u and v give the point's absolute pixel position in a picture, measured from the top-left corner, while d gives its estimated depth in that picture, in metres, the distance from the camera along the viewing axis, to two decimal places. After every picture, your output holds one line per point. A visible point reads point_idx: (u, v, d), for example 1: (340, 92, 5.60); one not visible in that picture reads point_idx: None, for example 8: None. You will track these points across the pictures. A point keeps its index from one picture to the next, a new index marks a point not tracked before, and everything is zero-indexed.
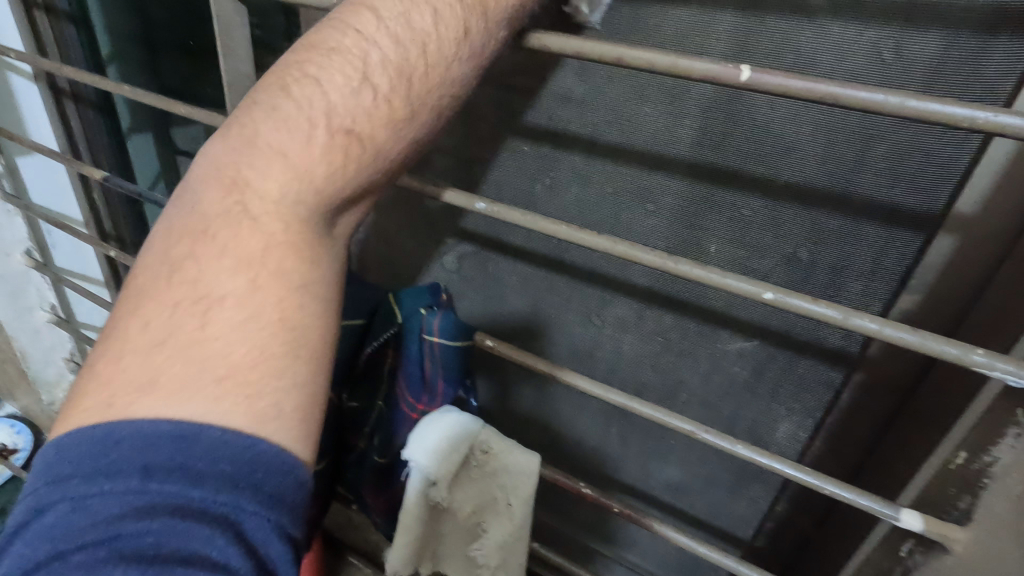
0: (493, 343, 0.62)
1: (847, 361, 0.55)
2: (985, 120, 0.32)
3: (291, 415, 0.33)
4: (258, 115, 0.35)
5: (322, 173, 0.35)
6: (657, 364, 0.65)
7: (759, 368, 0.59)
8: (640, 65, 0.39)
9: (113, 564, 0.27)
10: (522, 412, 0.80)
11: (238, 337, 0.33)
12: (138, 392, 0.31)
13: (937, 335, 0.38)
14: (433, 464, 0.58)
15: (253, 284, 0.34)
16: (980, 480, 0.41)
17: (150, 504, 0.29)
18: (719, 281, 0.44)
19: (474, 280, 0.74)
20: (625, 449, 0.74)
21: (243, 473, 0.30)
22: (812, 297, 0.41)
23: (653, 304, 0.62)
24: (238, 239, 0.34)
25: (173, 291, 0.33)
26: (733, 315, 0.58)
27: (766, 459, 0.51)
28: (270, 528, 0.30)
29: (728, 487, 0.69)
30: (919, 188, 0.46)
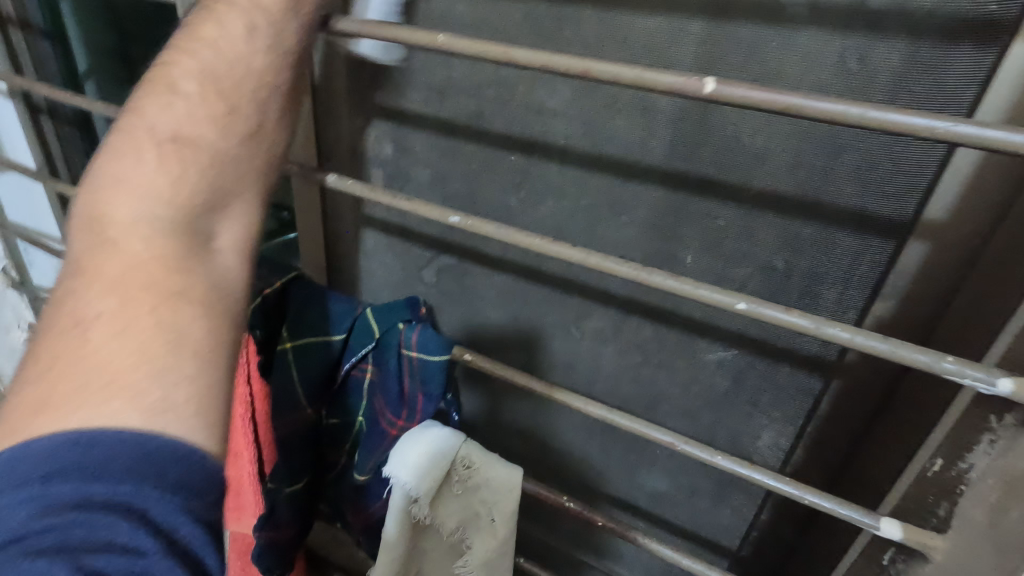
0: (472, 358, 0.63)
1: (824, 368, 0.55)
2: (944, 130, 0.33)
3: (180, 410, 0.33)
4: (105, 153, 0.39)
5: (168, 179, 0.38)
6: (638, 374, 0.65)
7: (738, 377, 0.59)
8: (607, 78, 0.40)
9: (17, 564, 0.27)
10: (506, 424, 0.79)
11: (118, 349, 0.33)
12: (31, 418, 0.32)
13: (906, 343, 0.38)
14: (417, 480, 0.58)
15: (124, 301, 0.35)
16: (956, 487, 0.40)
17: (49, 506, 0.29)
18: (693, 292, 0.44)
19: (453, 292, 0.73)
20: (608, 459, 0.74)
21: (143, 465, 0.31)
22: (785, 307, 0.42)
23: (631, 314, 0.62)
24: (104, 262, 0.36)
25: (55, 324, 0.34)
26: (711, 325, 0.58)
27: (746, 470, 0.51)
28: (181, 511, 0.31)
29: (712, 496, 0.68)
30: (888, 195, 0.46)
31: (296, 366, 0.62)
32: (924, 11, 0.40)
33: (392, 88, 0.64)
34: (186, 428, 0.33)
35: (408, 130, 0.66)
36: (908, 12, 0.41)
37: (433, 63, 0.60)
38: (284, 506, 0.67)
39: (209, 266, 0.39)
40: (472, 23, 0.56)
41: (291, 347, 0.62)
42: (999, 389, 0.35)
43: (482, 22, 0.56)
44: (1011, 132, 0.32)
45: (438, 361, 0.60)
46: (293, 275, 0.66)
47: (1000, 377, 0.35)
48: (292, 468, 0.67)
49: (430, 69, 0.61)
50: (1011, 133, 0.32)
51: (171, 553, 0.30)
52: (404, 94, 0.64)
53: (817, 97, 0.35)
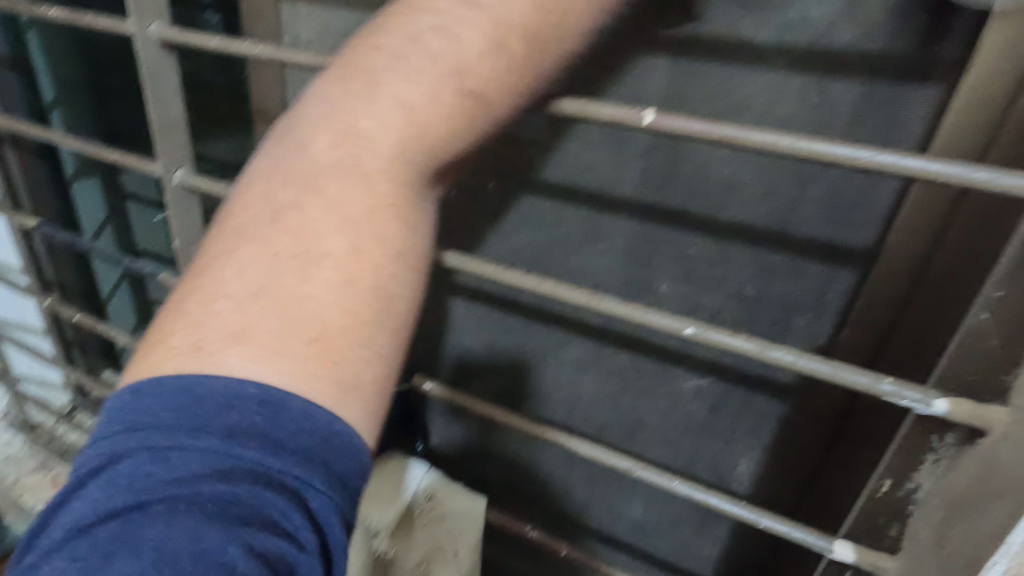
0: (429, 386, 0.61)
1: (795, 395, 0.55)
2: (868, 159, 0.33)
3: (370, 383, 0.30)
4: (380, 62, 0.32)
5: (419, 119, 0.32)
6: (616, 403, 0.65)
7: (713, 404, 0.59)
8: (553, 111, 0.40)
9: (184, 521, 0.26)
10: (486, 457, 0.78)
11: (334, 296, 0.30)
12: (231, 340, 0.29)
13: (846, 365, 0.37)
14: (381, 510, 0.58)
15: (353, 246, 0.31)
16: (906, 508, 0.40)
17: (235, 468, 0.27)
18: (640, 317, 0.42)
19: (430, 323, 0.72)
20: (589, 489, 0.72)
21: (318, 450, 0.28)
22: (730, 330, 0.40)
23: (608, 344, 0.62)
24: (345, 193, 0.31)
25: (279, 238, 0.31)
26: (686, 353, 0.58)
27: (702, 495, 0.48)
28: (336, 511, 0.28)
29: (693, 526, 0.68)
30: (852, 225, 0.47)
31: None
32: (875, 50, 0.42)
33: None
34: (370, 407, 0.30)
35: None
36: (863, 50, 0.42)
37: None
38: None
39: (420, 227, 0.34)
40: None
41: None
42: (934, 410, 0.35)
43: None
44: (930, 160, 0.33)
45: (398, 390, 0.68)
46: None
47: (935, 398, 0.35)
48: None
49: None
50: (929, 162, 0.32)
51: (319, 555, 0.28)
52: None
53: (750, 127, 0.36)
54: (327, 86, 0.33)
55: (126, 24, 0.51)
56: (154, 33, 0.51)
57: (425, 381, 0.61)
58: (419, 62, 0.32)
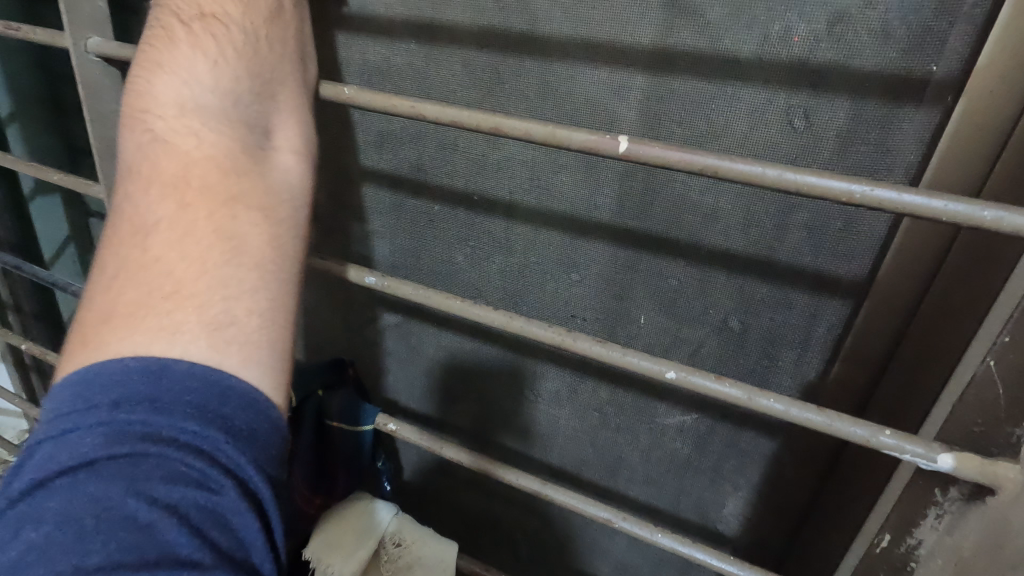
0: (395, 427, 0.56)
1: (782, 433, 0.51)
2: (862, 194, 0.31)
3: (245, 323, 0.30)
4: (154, 48, 0.36)
5: (203, 66, 0.35)
6: (596, 439, 0.61)
7: (699, 442, 0.56)
8: (517, 134, 0.37)
9: (86, 487, 0.25)
10: (461, 493, 0.73)
11: (174, 250, 0.30)
12: (104, 325, 0.29)
13: (843, 415, 0.34)
14: (342, 560, 0.52)
15: (183, 202, 0.31)
16: (906, 566, 0.36)
17: (128, 434, 0.26)
18: (621, 359, 0.39)
19: (401, 353, 0.68)
20: (570, 527, 0.68)
21: (213, 404, 0.28)
22: (715, 375, 0.36)
23: (587, 376, 0.59)
24: (164, 162, 0.33)
25: (120, 230, 0.31)
26: (668, 387, 0.55)
27: (688, 549, 0.45)
28: (246, 460, 0.28)
29: (679, 567, 0.64)
30: (841, 255, 0.44)
31: None
32: (865, 71, 0.39)
33: (330, 140, 0.61)
34: (254, 354, 0.30)
35: (347, 183, 0.62)
36: (849, 71, 0.40)
37: (371, 115, 0.57)
38: None
39: (264, 173, 0.35)
40: (409, 75, 0.54)
41: None
42: (939, 465, 0.31)
43: (420, 73, 0.53)
44: (929, 196, 0.30)
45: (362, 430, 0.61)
46: None
47: (940, 453, 0.31)
48: None
49: (369, 121, 0.58)
50: (930, 198, 0.30)
51: (241, 497, 0.27)
52: (342, 146, 0.60)
53: (732, 157, 0.33)
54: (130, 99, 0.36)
55: (61, 40, 0.47)
56: (92, 47, 0.47)
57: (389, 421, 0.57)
58: (184, 43, 0.35)
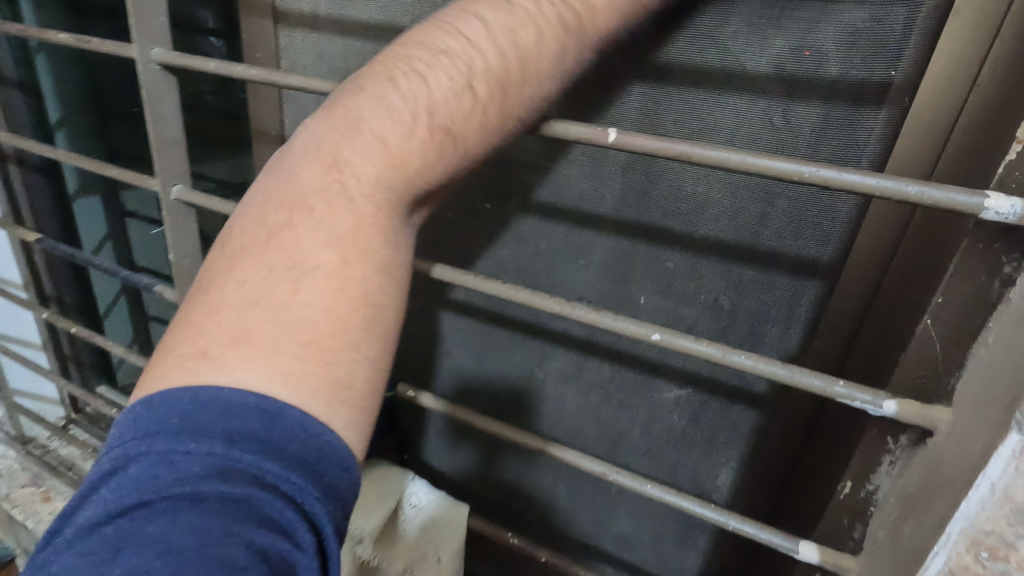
0: (415, 394, 0.62)
1: (767, 404, 0.56)
2: (809, 175, 0.35)
3: (366, 398, 0.31)
4: (369, 100, 0.34)
5: (416, 156, 0.33)
6: (600, 415, 0.66)
7: (693, 416, 0.60)
8: (524, 131, 0.43)
9: (188, 515, 0.25)
10: (473, 470, 0.79)
11: (326, 302, 0.31)
12: (230, 345, 0.29)
13: (803, 369, 0.40)
14: (364, 519, 0.58)
15: (341, 259, 0.32)
16: (867, 509, 0.42)
17: (233, 470, 0.26)
18: (612, 325, 0.44)
19: (420, 337, 0.74)
20: (575, 501, 0.73)
21: (312, 457, 0.27)
22: (694, 336, 0.42)
23: (592, 357, 0.64)
24: (328, 212, 0.32)
25: (268, 256, 0.31)
26: (666, 364, 0.60)
27: (674, 497, 0.50)
28: (329, 520, 0.27)
29: (677, 538, 0.68)
30: (817, 239, 0.49)
31: None
32: (833, 76, 0.45)
33: None
34: (359, 417, 0.30)
35: None
36: (821, 76, 0.45)
37: None
38: None
39: (403, 237, 0.35)
40: None
41: None
42: (885, 410, 0.37)
43: None
44: (866, 176, 0.34)
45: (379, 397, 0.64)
46: None
47: (885, 399, 0.37)
48: None
49: None
50: (866, 177, 0.34)
51: (317, 557, 0.26)
52: None
53: (702, 146, 0.38)
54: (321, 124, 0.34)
55: (129, 50, 0.54)
56: (155, 57, 0.54)
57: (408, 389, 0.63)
58: (403, 94, 0.33)
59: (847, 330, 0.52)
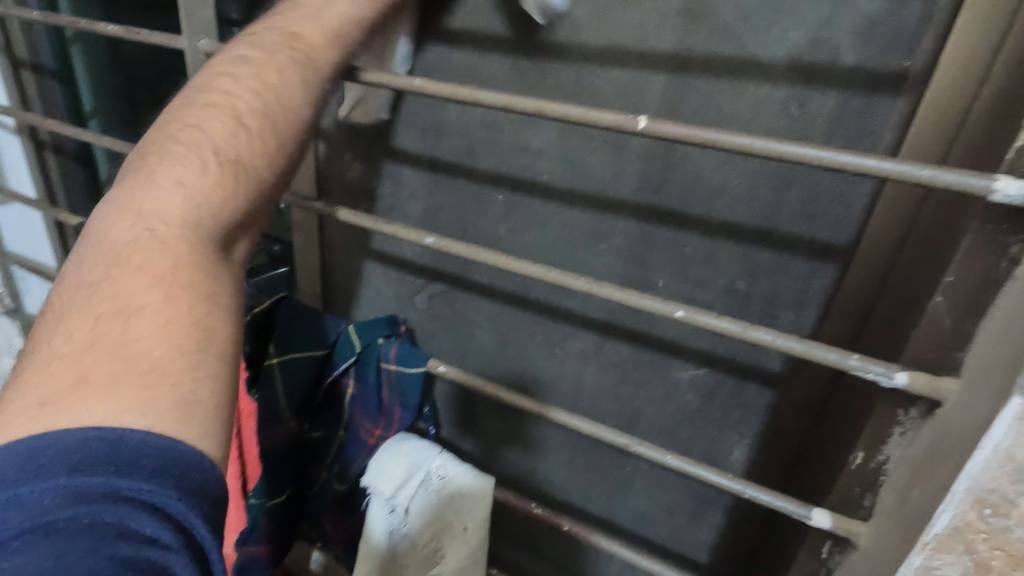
0: (444, 369, 0.66)
1: (781, 383, 0.59)
2: (827, 160, 0.38)
3: (205, 408, 0.34)
4: (163, 159, 0.41)
5: (179, 194, 0.40)
6: (618, 394, 0.69)
7: (708, 394, 0.63)
8: (558, 115, 0.46)
9: (44, 545, 0.26)
10: (491, 449, 0.81)
11: (155, 334, 0.35)
12: (70, 387, 0.32)
13: (819, 343, 0.42)
14: (394, 489, 0.63)
15: (167, 296, 0.37)
16: (877, 478, 0.44)
17: (87, 493, 0.28)
18: (637, 302, 0.49)
19: (443, 319, 0.77)
20: (591, 478, 0.76)
21: (164, 465, 0.30)
22: (716, 313, 0.45)
23: (611, 338, 0.66)
24: (144, 253, 0.38)
25: (95, 303, 0.36)
26: (683, 345, 0.62)
27: (694, 467, 0.55)
28: (196, 516, 0.30)
29: (690, 514, 0.70)
30: (832, 224, 0.52)
31: (282, 384, 0.65)
32: (851, 66, 0.47)
33: (388, 129, 0.70)
34: (208, 426, 0.34)
35: (401, 167, 0.71)
36: (838, 66, 0.47)
37: (425, 107, 0.66)
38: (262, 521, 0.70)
39: (220, 274, 0.40)
40: (461, 72, 0.62)
41: (278, 363, 0.65)
42: (897, 381, 0.39)
43: (469, 70, 0.62)
44: (880, 161, 0.37)
45: (415, 375, 0.65)
46: (279, 295, 0.69)
47: (896, 371, 0.39)
48: (271, 483, 0.69)
49: (423, 111, 0.67)
50: (880, 161, 0.37)
51: (188, 552, 0.29)
52: (398, 134, 0.69)
53: (727, 133, 0.41)
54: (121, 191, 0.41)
55: (177, 41, 0.57)
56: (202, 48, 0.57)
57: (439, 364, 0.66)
58: (187, 143, 0.42)
59: (861, 309, 0.53)
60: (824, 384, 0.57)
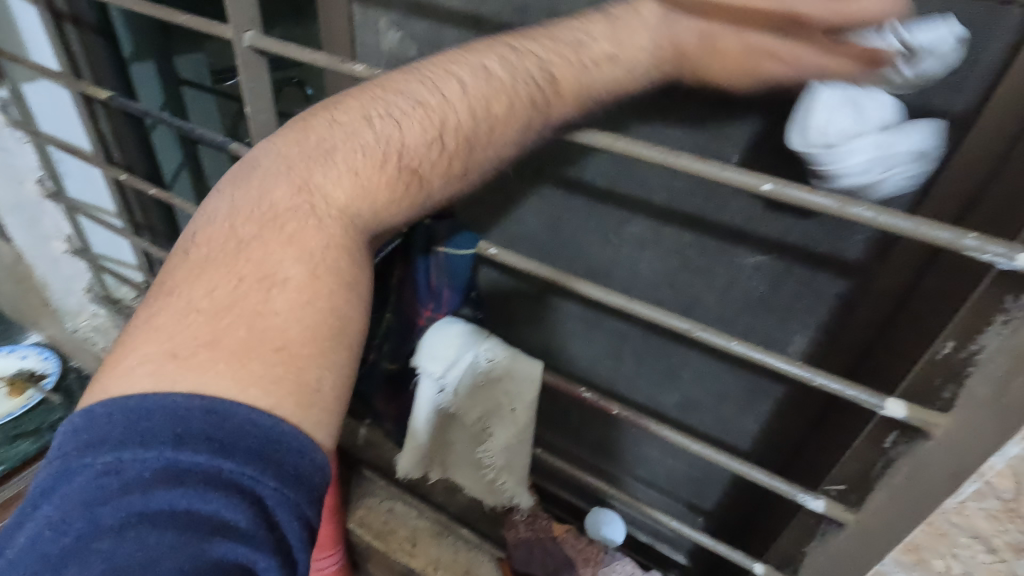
0: (497, 252, 0.62)
1: (857, 272, 0.55)
2: None
3: (325, 401, 0.36)
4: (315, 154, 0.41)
5: (368, 185, 0.41)
6: (674, 283, 0.66)
7: (774, 283, 0.59)
8: None
9: (138, 534, 0.29)
10: (537, 337, 0.81)
11: (298, 312, 0.37)
12: (200, 349, 0.34)
13: (932, 220, 0.38)
14: (443, 370, 0.63)
15: (313, 272, 0.38)
16: (964, 368, 0.41)
17: (187, 471, 0.31)
18: (718, 173, 0.42)
19: (489, 203, 0.74)
20: (639, 367, 0.75)
21: (265, 449, 0.32)
22: (811, 187, 0.40)
23: (670, 223, 0.62)
24: (306, 228, 0.39)
25: (239, 266, 0.37)
26: (752, 231, 0.58)
27: (759, 354, 0.52)
28: (289, 507, 0.32)
29: (739, 403, 0.70)
30: (947, 88, 0.45)
31: None
32: None
33: None
34: (327, 417, 0.36)
35: (445, 29, 0.65)
36: None
37: None
38: None
39: (363, 257, 0.42)
40: None
41: None
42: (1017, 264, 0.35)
43: None
44: None
45: (467, 257, 0.63)
46: None
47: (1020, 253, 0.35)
48: None
49: None
50: None
51: (276, 555, 0.31)
52: None
53: None
54: (286, 146, 0.41)
55: None
56: None
57: (490, 246, 0.63)
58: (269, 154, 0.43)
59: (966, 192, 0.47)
60: (905, 275, 0.52)
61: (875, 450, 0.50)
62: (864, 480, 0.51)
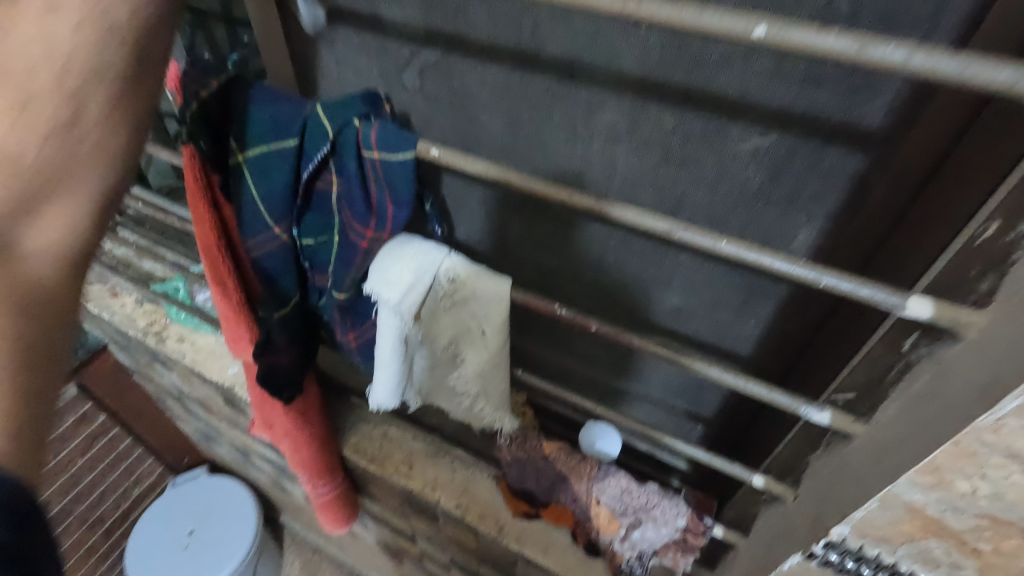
0: (439, 153, 0.53)
1: (877, 145, 0.45)
2: None
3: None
4: None
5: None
6: (657, 177, 0.56)
7: (775, 168, 0.50)
8: None
9: None
10: (512, 250, 0.73)
11: None
12: None
13: (982, 57, 0.29)
14: (402, 297, 0.56)
15: None
16: (1009, 256, 0.33)
17: None
18: (700, 19, 0.34)
19: (442, 97, 0.63)
20: (624, 276, 0.67)
21: None
22: (821, 26, 0.31)
23: (649, 103, 0.52)
24: None
25: None
26: (749, 104, 0.47)
27: (753, 255, 0.45)
28: None
29: (737, 308, 0.62)
30: None
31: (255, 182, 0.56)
32: None
33: None
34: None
35: None
36: None
37: None
38: (276, 333, 0.67)
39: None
40: None
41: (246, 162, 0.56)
42: None
43: None
44: None
45: (403, 160, 0.51)
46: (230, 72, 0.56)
47: None
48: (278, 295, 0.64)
49: None
50: None
51: None
52: None
53: None
54: None
55: None
56: None
57: (431, 147, 0.54)
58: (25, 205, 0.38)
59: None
60: (939, 143, 0.43)
61: (890, 357, 0.43)
62: (875, 389, 0.45)
